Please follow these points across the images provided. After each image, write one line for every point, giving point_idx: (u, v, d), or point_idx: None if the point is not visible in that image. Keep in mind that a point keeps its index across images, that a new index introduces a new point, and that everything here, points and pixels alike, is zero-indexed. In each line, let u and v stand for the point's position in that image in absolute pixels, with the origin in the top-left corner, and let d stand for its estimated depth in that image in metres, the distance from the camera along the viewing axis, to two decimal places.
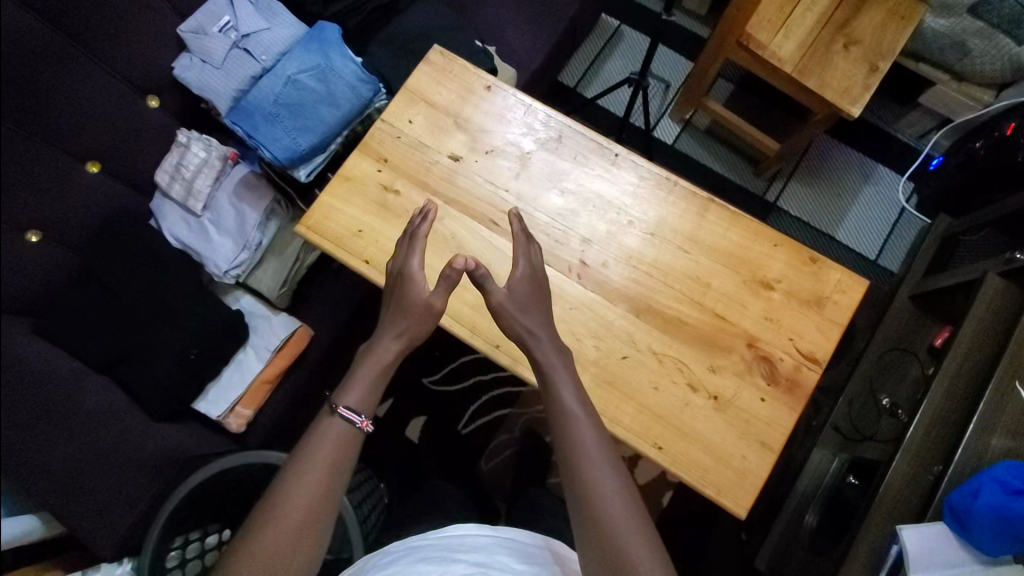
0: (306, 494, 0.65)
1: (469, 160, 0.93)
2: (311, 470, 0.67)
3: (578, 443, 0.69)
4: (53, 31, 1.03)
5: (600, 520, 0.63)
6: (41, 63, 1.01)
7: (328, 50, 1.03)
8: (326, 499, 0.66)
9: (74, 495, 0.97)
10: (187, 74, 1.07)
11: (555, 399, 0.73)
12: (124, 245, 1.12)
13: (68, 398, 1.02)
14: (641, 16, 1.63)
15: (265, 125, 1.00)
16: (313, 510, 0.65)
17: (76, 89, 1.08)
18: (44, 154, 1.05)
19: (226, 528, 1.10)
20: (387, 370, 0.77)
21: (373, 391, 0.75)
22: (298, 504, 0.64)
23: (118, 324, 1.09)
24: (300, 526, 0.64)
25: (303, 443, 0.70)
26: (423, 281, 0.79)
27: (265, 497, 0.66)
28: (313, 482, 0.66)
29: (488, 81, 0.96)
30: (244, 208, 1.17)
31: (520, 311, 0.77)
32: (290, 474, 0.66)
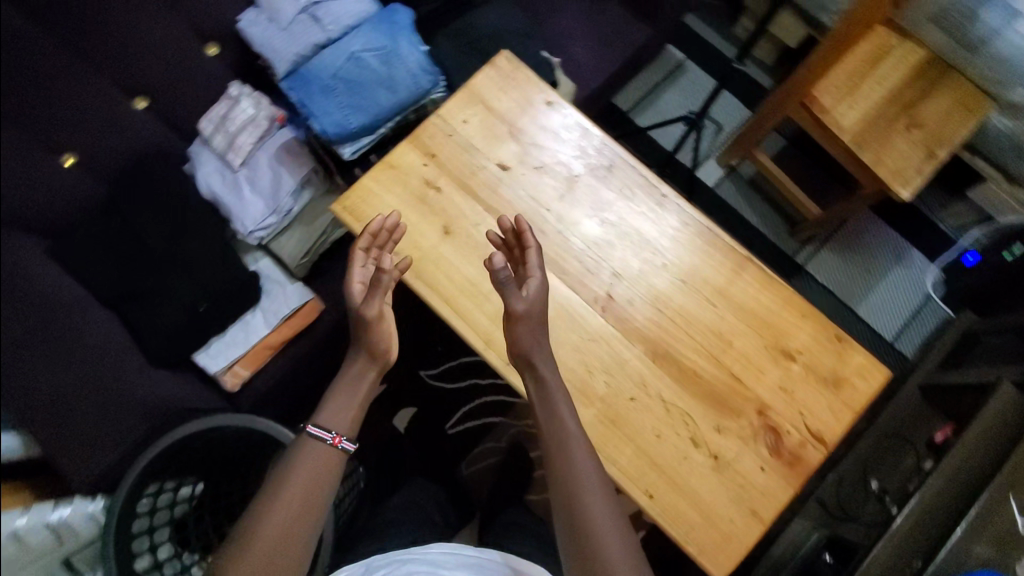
0: (287, 508, 0.68)
1: (519, 171, 0.92)
2: (296, 481, 0.71)
3: (572, 472, 0.67)
4: None
5: (592, 541, 0.63)
6: None
7: (398, 34, 1.02)
8: (309, 507, 0.70)
9: (63, 424, 0.97)
10: (253, 30, 1.07)
11: (552, 425, 0.71)
12: (161, 188, 1.13)
13: (72, 328, 1.02)
14: (708, 55, 1.62)
15: (322, 99, 0.99)
16: (295, 520, 0.68)
17: (138, 23, 1.07)
18: (96, 83, 1.06)
19: (200, 481, 1.14)
20: (372, 377, 0.83)
21: (349, 413, 0.79)
22: (279, 516, 0.68)
23: (135, 262, 1.09)
24: (283, 534, 0.67)
25: (287, 458, 0.74)
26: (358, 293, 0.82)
27: (252, 508, 0.69)
28: (298, 491, 0.70)
29: (549, 96, 0.95)
30: (282, 172, 1.13)
31: (531, 328, 0.75)
32: (275, 485, 0.70)
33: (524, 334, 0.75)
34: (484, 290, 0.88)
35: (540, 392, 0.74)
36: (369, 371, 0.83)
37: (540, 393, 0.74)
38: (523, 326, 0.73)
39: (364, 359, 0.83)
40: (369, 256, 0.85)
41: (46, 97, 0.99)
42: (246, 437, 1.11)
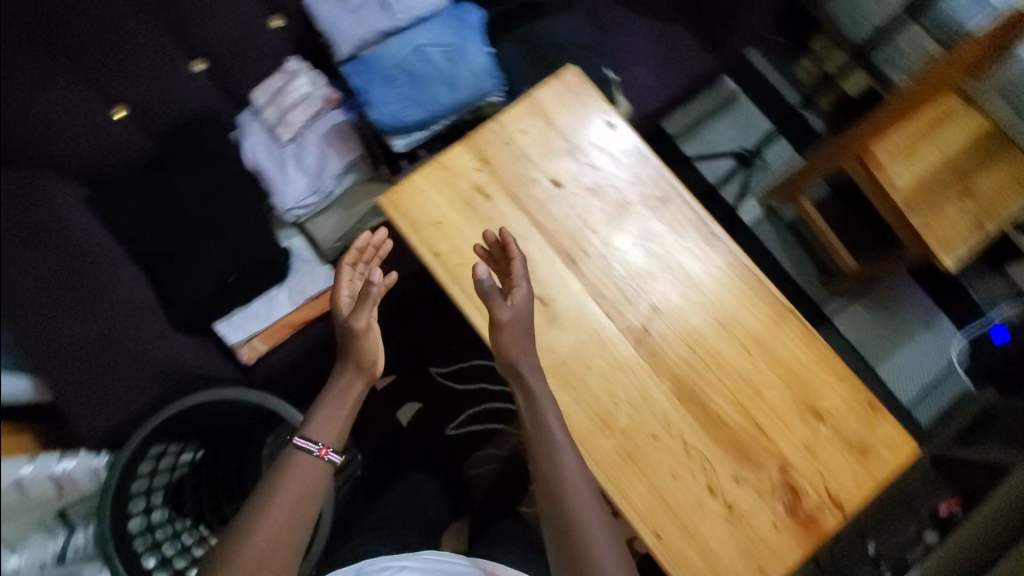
0: (275, 520, 0.70)
1: (570, 189, 0.90)
2: (287, 491, 0.74)
3: (563, 481, 0.68)
4: None
5: (581, 543, 0.64)
6: None
7: (466, 34, 1.01)
8: (296, 518, 0.72)
9: (78, 373, 0.98)
10: (321, 9, 1.07)
11: (540, 432, 0.71)
12: (207, 153, 1.13)
13: (100, 282, 1.04)
14: (764, 92, 1.60)
15: (383, 87, 0.98)
16: (285, 527, 0.71)
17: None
18: (157, 41, 1.06)
19: (201, 448, 1.16)
20: (358, 387, 0.86)
21: (334, 423, 0.82)
22: (267, 526, 0.70)
23: (172, 224, 1.10)
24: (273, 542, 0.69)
25: (276, 470, 0.76)
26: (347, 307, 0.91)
27: (242, 518, 0.71)
28: (286, 502, 0.72)
29: (611, 117, 0.93)
30: (328, 154, 1.13)
31: (520, 334, 0.76)
32: (265, 496, 0.73)
33: (513, 344, 0.75)
34: None
35: (528, 405, 0.74)
36: (358, 379, 0.86)
37: (528, 407, 0.74)
38: (508, 335, 0.74)
39: (353, 368, 0.86)
40: (357, 270, 0.95)
41: (109, 54, 1.03)
42: (249, 410, 1.10)
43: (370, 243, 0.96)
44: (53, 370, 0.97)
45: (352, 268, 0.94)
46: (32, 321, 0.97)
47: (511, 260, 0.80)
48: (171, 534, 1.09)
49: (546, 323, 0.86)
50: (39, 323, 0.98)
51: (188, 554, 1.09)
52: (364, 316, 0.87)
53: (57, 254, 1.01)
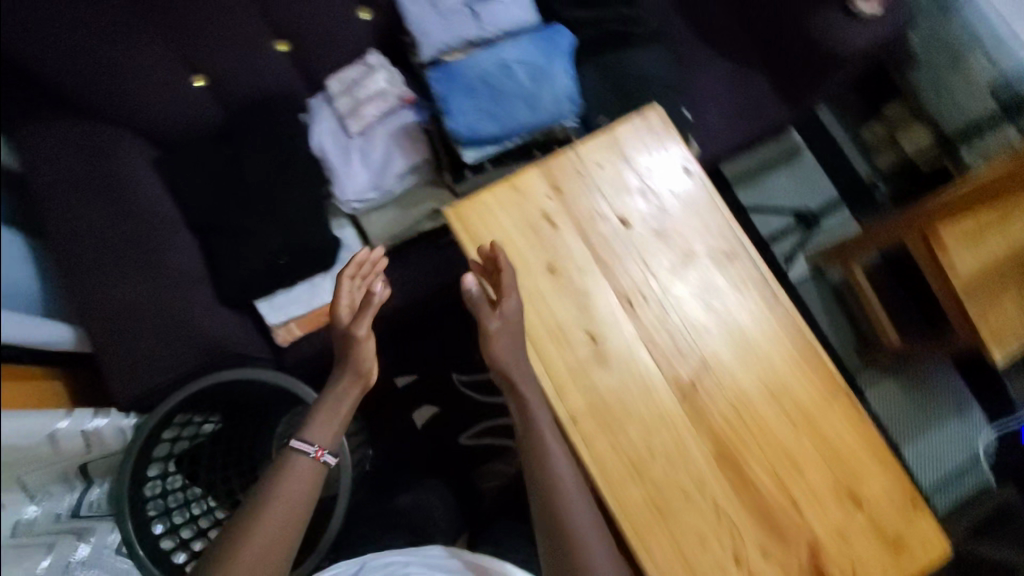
0: (277, 516, 0.84)
1: (638, 230, 0.89)
2: (287, 487, 0.86)
3: (569, 510, 0.73)
4: None
5: (576, 542, 0.72)
6: None
7: (553, 56, 1.00)
8: (294, 512, 0.85)
9: (121, 334, 1.00)
10: (410, 9, 1.08)
11: (545, 461, 0.75)
12: (276, 133, 1.14)
13: (155, 247, 1.05)
14: (830, 151, 1.57)
15: (463, 97, 0.98)
16: (282, 518, 0.84)
17: None
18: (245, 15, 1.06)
19: (220, 420, 1.15)
20: (354, 389, 0.96)
21: (328, 424, 0.93)
22: (269, 521, 0.83)
23: (232, 199, 1.11)
24: (270, 528, 0.83)
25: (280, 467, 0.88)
26: (347, 317, 0.97)
27: (251, 505, 0.85)
28: (285, 500, 0.85)
29: (691, 163, 0.91)
30: (394, 153, 1.12)
31: (509, 341, 0.80)
32: (269, 489, 0.86)
33: (503, 350, 0.79)
34: (571, 337, 0.85)
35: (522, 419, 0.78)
36: (355, 383, 0.96)
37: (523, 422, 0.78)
38: (497, 345, 0.78)
39: (349, 372, 0.96)
40: (356, 282, 1.00)
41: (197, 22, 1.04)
42: (274, 390, 1.09)
43: (370, 257, 1.01)
44: (102, 326, 1.00)
45: (351, 281, 0.99)
46: (85, 280, 1.00)
47: (502, 272, 0.82)
48: (181, 502, 1.08)
49: (594, 362, 0.84)
50: (94, 280, 1.01)
51: (194, 526, 1.07)
52: (365, 326, 0.95)
53: (121, 215, 1.05)
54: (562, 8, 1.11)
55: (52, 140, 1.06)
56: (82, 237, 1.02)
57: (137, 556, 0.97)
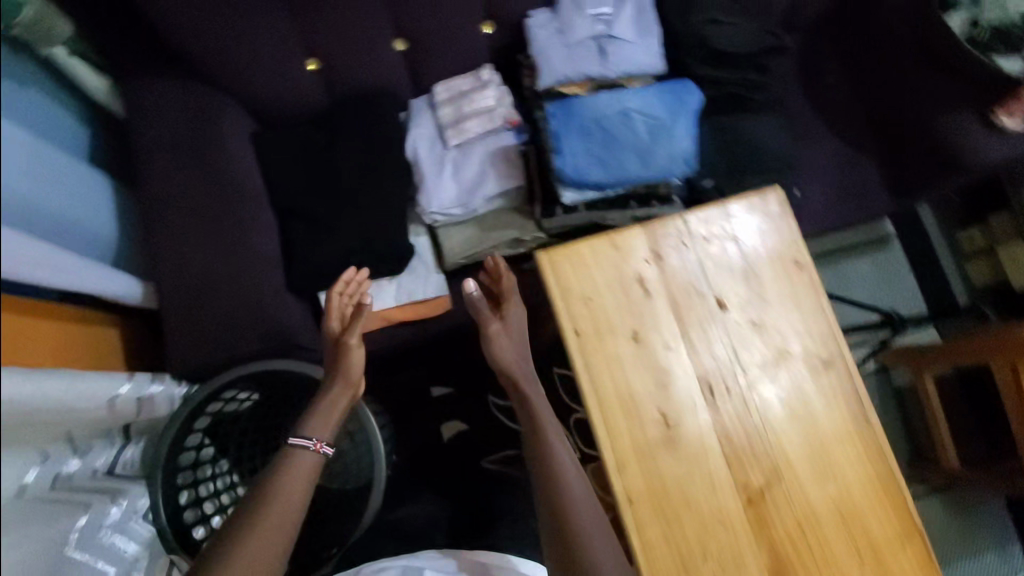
0: (284, 508, 0.81)
1: (734, 315, 0.84)
2: (294, 485, 0.84)
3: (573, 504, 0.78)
4: None
5: (576, 533, 0.76)
6: None
7: (676, 113, 0.95)
8: (296, 505, 0.83)
9: (194, 306, 1.02)
10: (537, 34, 1.06)
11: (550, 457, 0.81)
12: (375, 132, 1.13)
13: (238, 224, 1.05)
14: (921, 250, 1.50)
15: (575, 136, 0.94)
16: (286, 518, 0.81)
17: None
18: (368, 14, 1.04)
19: (255, 392, 1.05)
20: (343, 397, 0.95)
21: (326, 421, 0.92)
22: (274, 513, 0.80)
23: (320, 188, 1.11)
24: (273, 530, 0.79)
25: (285, 465, 0.86)
26: (336, 326, 1.03)
27: (249, 509, 0.81)
28: (290, 491, 0.83)
29: (803, 258, 0.86)
30: (488, 174, 1.09)
31: (507, 342, 0.95)
32: (274, 488, 0.83)
33: (502, 347, 0.94)
34: (643, 413, 0.81)
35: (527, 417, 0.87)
36: (344, 391, 0.95)
37: (528, 421, 0.87)
38: (494, 343, 0.94)
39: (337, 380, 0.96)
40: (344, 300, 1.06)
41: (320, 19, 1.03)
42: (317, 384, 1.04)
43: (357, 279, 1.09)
44: (179, 296, 1.02)
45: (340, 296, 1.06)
46: (170, 246, 1.02)
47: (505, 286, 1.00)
48: (209, 476, 1.03)
49: (663, 446, 0.81)
50: (178, 248, 1.02)
51: (216, 500, 1.03)
52: (357, 331, 1.00)
53: (213, 188, 1.05)
54: (691, 61, 1.07)
55: (160, 101, 1.06)
56: (178, 208, 1.04)
57: (161, 527, 0.96)
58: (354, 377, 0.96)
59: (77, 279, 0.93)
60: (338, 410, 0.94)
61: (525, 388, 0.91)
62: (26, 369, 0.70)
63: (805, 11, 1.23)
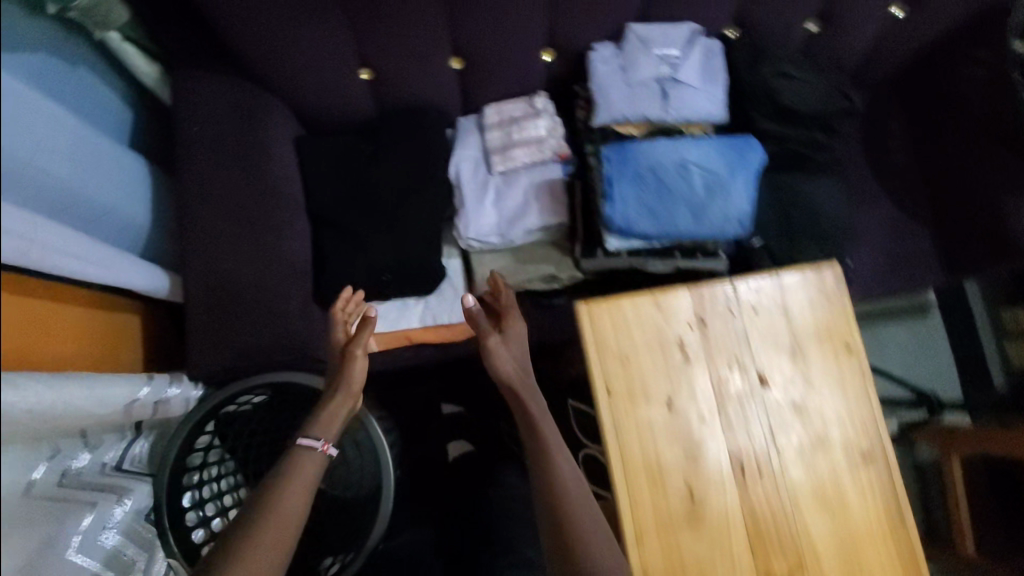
0: (282, 523, 0.82)
1: (775, 393, 0.81)
2: (296, 495, 0.85)
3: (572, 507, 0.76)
4: None
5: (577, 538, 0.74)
6: None
7: (737, 169, 0.91)
8: (294, 517, 0.83)
9: (220, 310, 1.00)
10: (599, 68, 1.02)
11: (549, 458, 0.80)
12: (420, 150, 1.11)
13: (272, 229, 1.04)
14: (961, 325, 1.44)
15: (629, 183, 0.90)
16: (288, 530, 0.82)
17: (506, 16, 0.99)
18: (428, 35, 1.01)
19: (266, 394, 1.01)
20: (343, 405, 0.93)
21: (328, 427, 0.91)
22: (272, 528, 0.81)
23: (357, 200, 1.09)
24: (276, 542, 0.80)
25: (293, 474, 0.86)
26: (340, 335, 1.00)
27: (248, 522, 0.81)
28: (290, 504, 0.84)
29: (856, 343, 0.82)
30: (531, 206, 1.06)
31: (509, 355, 0.91)
32: (280, 499, 0.84)
33: (502, 359, 0.90)
34: (669, 485, 0.78)
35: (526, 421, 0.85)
36: (345, 401, 0.94)
37: (528, 427, 0.85)
38: (495, 356, 0.90)
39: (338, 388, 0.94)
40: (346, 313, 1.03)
41: (380, 35, 1.00)
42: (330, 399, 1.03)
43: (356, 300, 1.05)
44: (206, 299, 1.00)
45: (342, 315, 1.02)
46: (201, 246, 1.01)
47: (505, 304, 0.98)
48: (213, 477, 1.01)
49: (686, 522, 0.78)
50: (209, 248, 1.01)
51: (218, 502, 1.01)
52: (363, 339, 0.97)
53: (252, 191, 1.03)
54: (757, 115, 1.03)
55: (208, 98, 1.04)
56: (214, 209, 1.02)
57: (161, 527, 0.95)
58: (354, 385, 0.94)
59: (106, 271, 0.92)
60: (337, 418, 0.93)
61: (524, 395, 0.88)
62: (32, 372, 0.68)
63: (878, 69, 1.18)
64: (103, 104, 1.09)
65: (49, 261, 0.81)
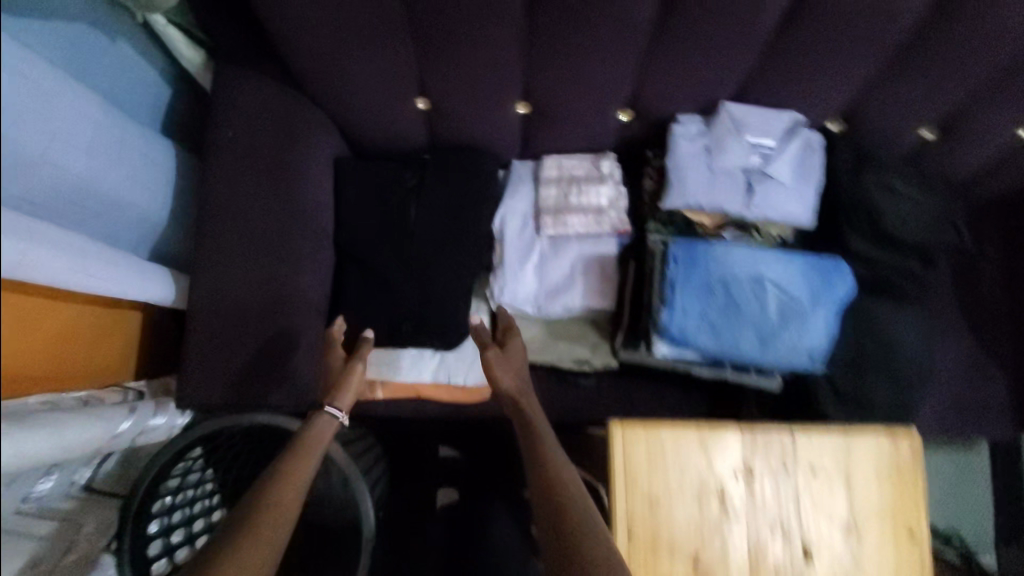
0: (256, 552, 0.73)
1: (819, 570, 0.74)
2: (305, 465, 0.83)
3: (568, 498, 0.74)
4: (649, 27, 0.81)
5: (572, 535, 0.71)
6: (598, 35, 0.82)
7: (820, 296, 0.80)
8: (275, 535, 0.76)
9: (221, 338, 0.92)
10: (681, 144, 0.91)
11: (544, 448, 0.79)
12: (468, 194, 1.01)
13: (293, 255, 0.95)
14: None
15: (695, 292, 0.80)
16: (294, 501, 0.79)
17: (592, 71, 0.88)
18: (501, 76, 0.90)
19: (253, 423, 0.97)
20: (344, 394, 0.93)
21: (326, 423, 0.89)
22: (241, 559, 0.71)
23: (391, 237, 1.00)
24: (281, 510, 0.77)
25: (304, 446, 0.85)
26: (336, 351, 0.98)
27: (219, 543, 0.73)
28: (268, 524, 0.76)
29: (919, 529, 0.75)
30: (577, 279, 0.96)
31: (509, 370, 0.87)
32: (288, 470, 0.81)
33: (501, 370, 0.87)
34: None
35: (527, 443, 0.81)
36: (348, 390, 0.94)
37: (528, 449, 0.80)
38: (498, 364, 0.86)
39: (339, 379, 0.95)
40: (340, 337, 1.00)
41: (449, 69, 0.89)
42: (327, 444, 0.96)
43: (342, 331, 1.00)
44: (208, 323, 0.91)
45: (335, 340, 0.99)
46: (216, 264, 0.92)
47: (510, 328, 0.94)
48: (187, 500, 0.95)
49: None
50: (222, 266, 0.92)
51: (188, 528, 0.95)
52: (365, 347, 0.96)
53: (279, 213, 0.94)
54: (849, 232, 0.92)
55: (248, 103, 0.95)
56: (234, 227, 0.93)
57: (122, 559, 0.84)
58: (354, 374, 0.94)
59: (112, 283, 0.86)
60: (341, 403, 0.92)
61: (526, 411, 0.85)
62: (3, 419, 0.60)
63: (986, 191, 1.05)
64: (134, 87, 1.01)
65: (48, 270, 0.74)
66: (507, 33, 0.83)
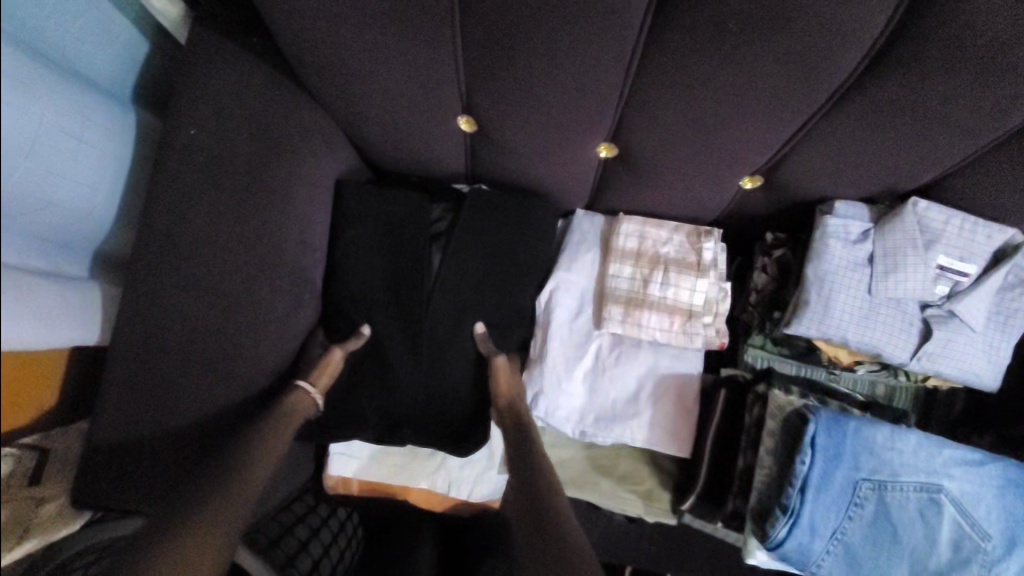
0: None
1: None
2: (274, 447, 0.64)
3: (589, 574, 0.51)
4: (837, 73, 0.51)
5: None
6: (753, 71, 0.52)
7: (1019, 535, 0.56)
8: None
9: (136, 417, 0.65)
10: (832, 246, 0.62)
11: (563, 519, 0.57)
12: (509, 252, 0.73)
13: (259, 309, 0.69)
14: None
15: (832, 499, 0.55)
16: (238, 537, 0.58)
17: (724, 120, 0.58)
18: (585, 110, 0.61)
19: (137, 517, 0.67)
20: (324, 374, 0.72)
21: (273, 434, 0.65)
22: None
23: (395, 297, 0.73)
24: (241, 504, 0.59)
25: (274, 427, 0.66)
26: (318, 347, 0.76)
27: None
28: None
29: None
30: (641, 403, 0.71)
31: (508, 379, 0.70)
32: (252, 461, 0.62)
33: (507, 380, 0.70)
34: None
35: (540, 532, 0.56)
36: (321, 376, 0.71)
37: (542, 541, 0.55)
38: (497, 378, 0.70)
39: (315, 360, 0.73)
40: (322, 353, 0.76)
41: (512, 88, 0.61)
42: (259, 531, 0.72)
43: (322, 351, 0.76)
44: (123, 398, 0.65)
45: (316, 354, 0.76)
46: (149, 311, 0.65)
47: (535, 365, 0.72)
48: None
49: None
50: (158, 315, 0.66)
51: None
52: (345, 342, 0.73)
53: (249, 252, 0.68)
54: None
55: (230, 92, 0.67)
56: (179, 269, 0.66)
57: None
58: (332, 353, 0.73)
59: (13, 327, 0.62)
60: (320, 382, 0.71)
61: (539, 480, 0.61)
62: None
63: None
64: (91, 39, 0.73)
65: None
66: (615, 49, 0.54)
